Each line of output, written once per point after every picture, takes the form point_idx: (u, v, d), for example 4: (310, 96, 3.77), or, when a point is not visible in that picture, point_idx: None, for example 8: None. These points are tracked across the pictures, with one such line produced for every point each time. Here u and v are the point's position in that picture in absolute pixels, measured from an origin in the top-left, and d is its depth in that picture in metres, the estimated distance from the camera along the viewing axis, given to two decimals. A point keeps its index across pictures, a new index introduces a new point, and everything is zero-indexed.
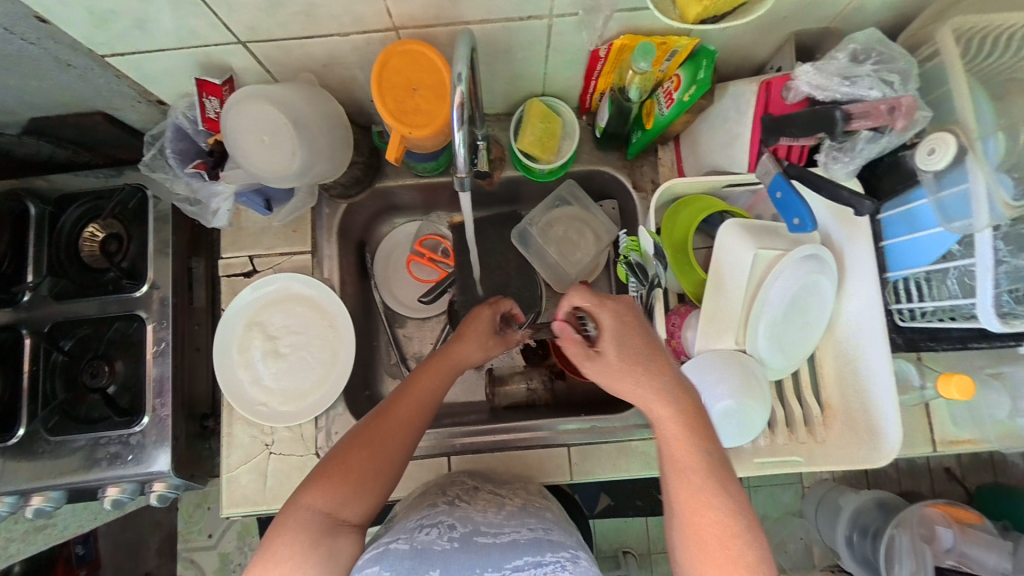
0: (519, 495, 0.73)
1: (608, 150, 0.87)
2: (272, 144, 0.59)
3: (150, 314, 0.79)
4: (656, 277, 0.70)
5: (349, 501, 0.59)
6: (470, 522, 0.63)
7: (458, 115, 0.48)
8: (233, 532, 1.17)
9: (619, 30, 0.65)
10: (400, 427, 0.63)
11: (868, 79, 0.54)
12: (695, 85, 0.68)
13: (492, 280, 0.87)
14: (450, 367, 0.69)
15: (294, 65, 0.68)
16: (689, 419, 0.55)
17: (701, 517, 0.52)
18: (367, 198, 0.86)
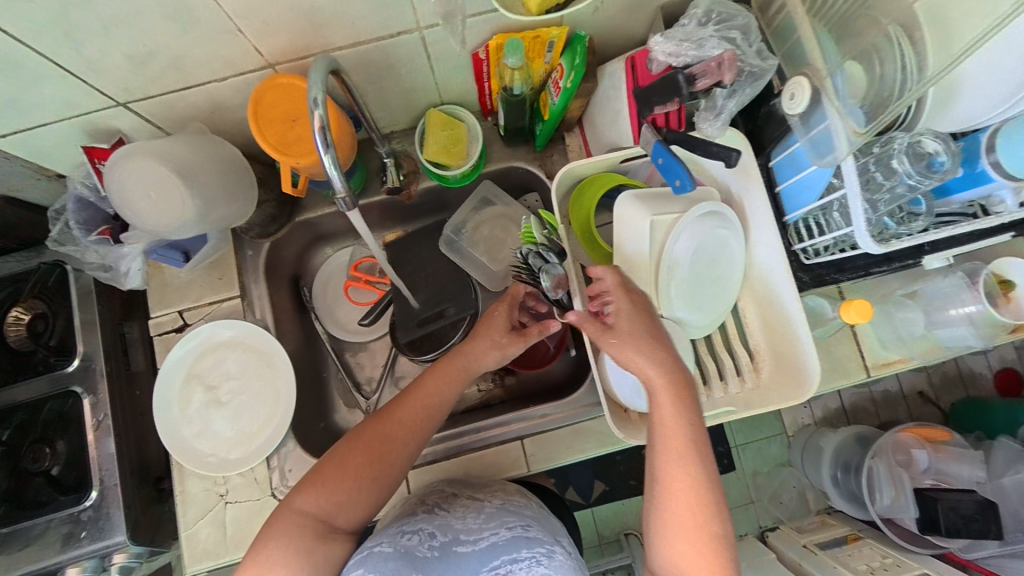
0: (497, 496, 0.71)
1: (518, 145, 0.89)
2: (161, 196, 0.59)
3: (86, 387, 0.78)
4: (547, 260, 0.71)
5: (344, 508, 0.61)
6: (450, 529, 0.63)
7: (322, 139, 0.49)
8: None
9: (491, 31, 0.67)
10: (401, 430, 0.65)
11: (711, 40, 0.57)
12: (574, 71, 0.71)
13: (428, 291, 0.89)
14: (459, 367, 0.70)
15: (182, 116, 0.69)
16: (679, 389, 0.58)
17: (679, 487, 0.54)
18: (290, 232, 0.86)
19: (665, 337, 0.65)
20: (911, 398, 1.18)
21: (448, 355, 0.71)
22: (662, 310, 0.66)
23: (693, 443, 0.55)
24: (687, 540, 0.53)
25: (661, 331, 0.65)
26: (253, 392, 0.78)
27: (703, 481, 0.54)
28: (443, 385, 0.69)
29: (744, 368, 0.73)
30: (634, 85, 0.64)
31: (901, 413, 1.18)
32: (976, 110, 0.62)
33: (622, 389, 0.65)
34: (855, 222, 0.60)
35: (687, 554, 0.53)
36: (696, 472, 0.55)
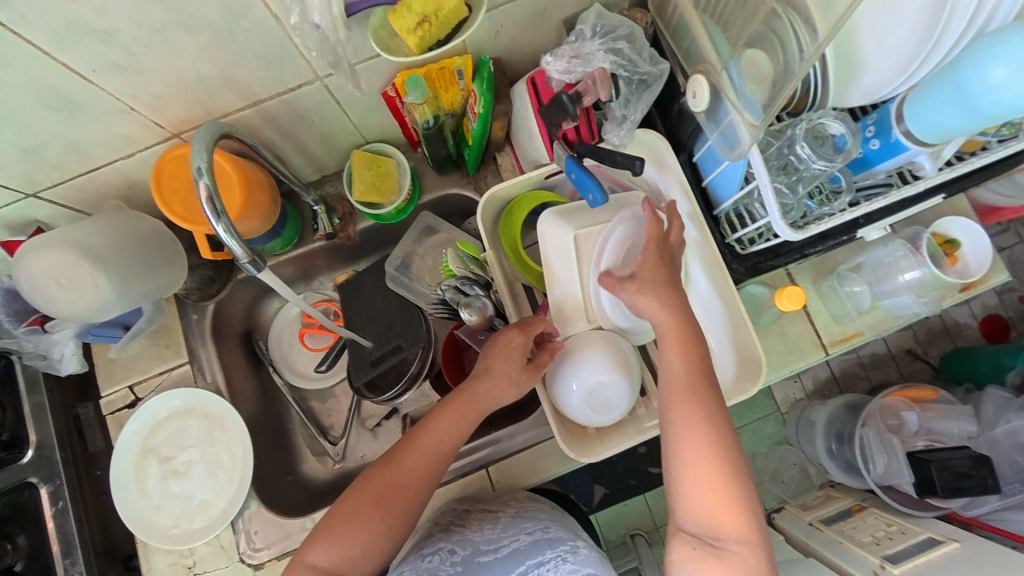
0: (510, 504, 0.73)
1: (450, 171, 0.89)
2: (70, 282, 0.62)
3: (41, 476, 0.77)
4: (472, 297, 0.75)
5: (356, 560, 0.57)
6: (468, 543, 0.66)
7: (211, 209, 0.50)
8: None
9: (393, 69, 0.67)
10: (409, 478, 0.60)
11: (598, 52, 0.59)
12: (484, 96, 0.71)
13: (379, 329, 0.88)
14: (471, 404, 0.64)
15: (98, 196, 0.69)
16: (688, 331, 0.58)
17: (699, 425, 0.55)
18: (233, 290, 0.85)
19: (608, 347, 0.64)
20: (901, 357, 1.14)
21: (462, 390, 0.64)
22: (597, 322, 0.66)
23: (705, 383, 0.57)
24: (711, 476, 0.54)
25: (602, 343, 0.64)
26: (213, 458, 0.78)
27: (718, 417, 0.56)
28: (452, 426, 0.63)
29: None
30: (539, 104, 0.65)
31: (891, 373, 1.14)
32: (882, 80, 0.60)
33: (570, 407, 0.63)
34: (770, 210, 0.59)
35: (709, 494, 0.54)
36: (709, 409, 0.56)
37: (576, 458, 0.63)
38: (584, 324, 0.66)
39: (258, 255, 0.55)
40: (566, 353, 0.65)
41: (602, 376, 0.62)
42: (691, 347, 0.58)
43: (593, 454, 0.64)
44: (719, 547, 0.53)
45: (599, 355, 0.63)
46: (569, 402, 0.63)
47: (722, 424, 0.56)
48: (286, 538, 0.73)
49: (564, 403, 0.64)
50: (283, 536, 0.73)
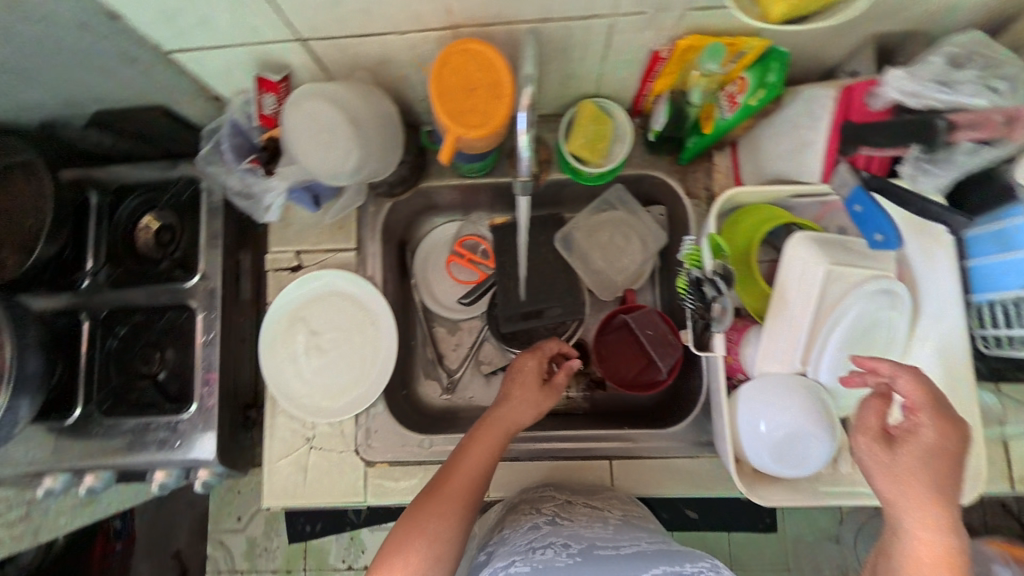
0: (616, 506, 0.71)
1: (659, 154, 0.84)
2: (329, 141, 0.58)
3: (199, 303, 0.81)
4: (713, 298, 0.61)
5: None
6: (583, 539, 0.62)
7: (525, 116, 0.52)
8: (261, 519, 1.29)
9: (688, 31, 0.62)
10: (450, 505, 0.60)
11: (970, 84, 0.51)
12: (764, 89, 0.64)
13: (535, 283, 0.86)
14: (503, 431, 0.67)
15: (350, 64, 0.68)
16: (925, 475, 0.49)
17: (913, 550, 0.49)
18: (411, 196, 0.86)
19: (812, 399, 0.59)
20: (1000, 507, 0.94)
21: (488, 416, 0.68)
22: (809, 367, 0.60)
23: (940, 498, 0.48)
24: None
25: (807, 392, 0.59)
26: (355, 349, 0.80)
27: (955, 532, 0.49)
28: (484, 456, 0.65)
29: None
30: (844, 117, 0.59)
31: None
32: None
33: (749, 445, 0.61)
34: None
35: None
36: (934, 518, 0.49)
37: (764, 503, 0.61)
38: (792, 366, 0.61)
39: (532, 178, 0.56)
40: (757, 390, 0.60)
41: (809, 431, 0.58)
42: (941, 489, 0.48)
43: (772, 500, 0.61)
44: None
45: (801, 403, 0.58)
46: (756, 451, 0.60)
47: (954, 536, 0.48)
48: (401, 448, 0.76)
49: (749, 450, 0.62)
50: (399, 446, 0.76)
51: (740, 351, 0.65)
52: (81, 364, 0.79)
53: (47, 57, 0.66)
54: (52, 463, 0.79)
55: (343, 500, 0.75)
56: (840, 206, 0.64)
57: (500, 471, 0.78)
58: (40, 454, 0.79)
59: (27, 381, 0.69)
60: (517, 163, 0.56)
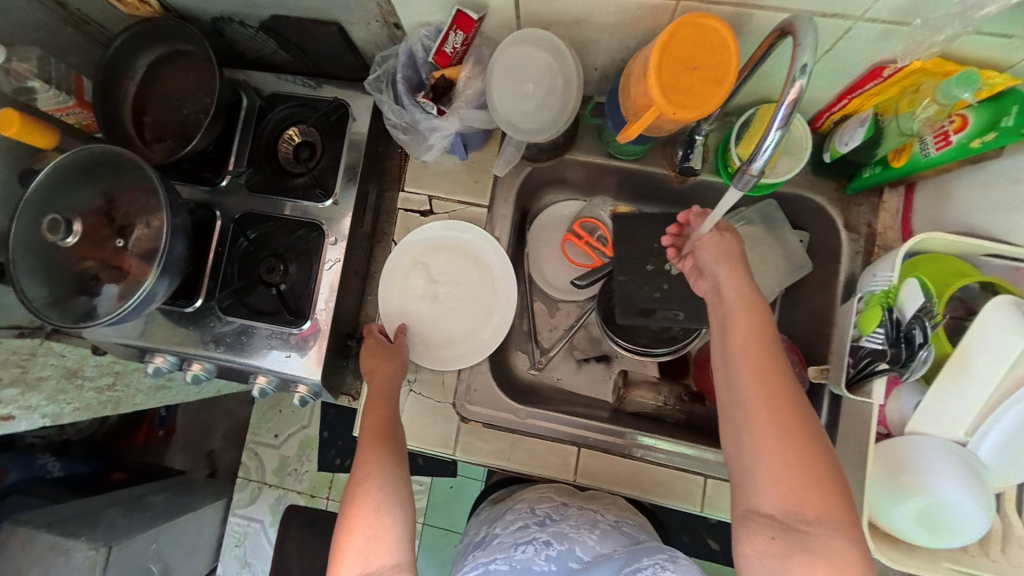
0: (611, 512, 0.78)
1: (823, 178, 0.78)
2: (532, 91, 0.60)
3: (328, 226, 0.83)
4: (913, 340, 0.56)
5: (375, 549, 0.56)
6: (567, 540, 0.69)
7: (784, 111, 0.45)
8: (297, 441, 1.34)
9: (932, 51, 0.56)
10: (370, 453, 0.64)
11: None
12: (995, 131, 0.58)
13: (655, 283, 0.80)
14: (377, 392, 0.70)
15: (549, 16, 0.65)
16: (763, 350, 0.56)
17: (778, 396, 0.53)
18: (551, 165, 0.84)
19: (966, 470, 0.56)
20: None
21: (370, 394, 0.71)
22: (969, 439, 0.57)
23: (765, 337, 0.56)
24: (769, 431, 0.51)
25: (960, 462, 0.56)
26: (470, 304, 0.79)
27: (791, 384, 0.53)
28: (376, 409, 0.69)
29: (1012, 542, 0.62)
30: None
31: None
32: None
33: (887, 511, 0.58)
34: None
35: (791, 478, 0.50)
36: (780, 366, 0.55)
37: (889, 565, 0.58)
38: (952, 434, 0.58)
39: (754, 175, 0.50)
40: (900, 449, 0.59)
41: (957, 498, 0.54)
42: (759, 355, 0.55)
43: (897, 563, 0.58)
44: (811, 537, 0.48)
45: (950, 471, 0.56)
46: (892, 509, 0.57)
47: (789, 380, 0.54)
48: (497, 414, 0.78)
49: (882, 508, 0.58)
50: (496, 411, 0.78)
51: (887, 404, 0.62)
52: (209, 262, 0.81)
53: None
54: (163, 344, 0.83)
55: (432, 447, 0.77)
56: None
57: (590, 462, 0.77)
58: (154, 333, 0.83)
59: (172, 265, 0.72)
60: (750, 158, 0.48)
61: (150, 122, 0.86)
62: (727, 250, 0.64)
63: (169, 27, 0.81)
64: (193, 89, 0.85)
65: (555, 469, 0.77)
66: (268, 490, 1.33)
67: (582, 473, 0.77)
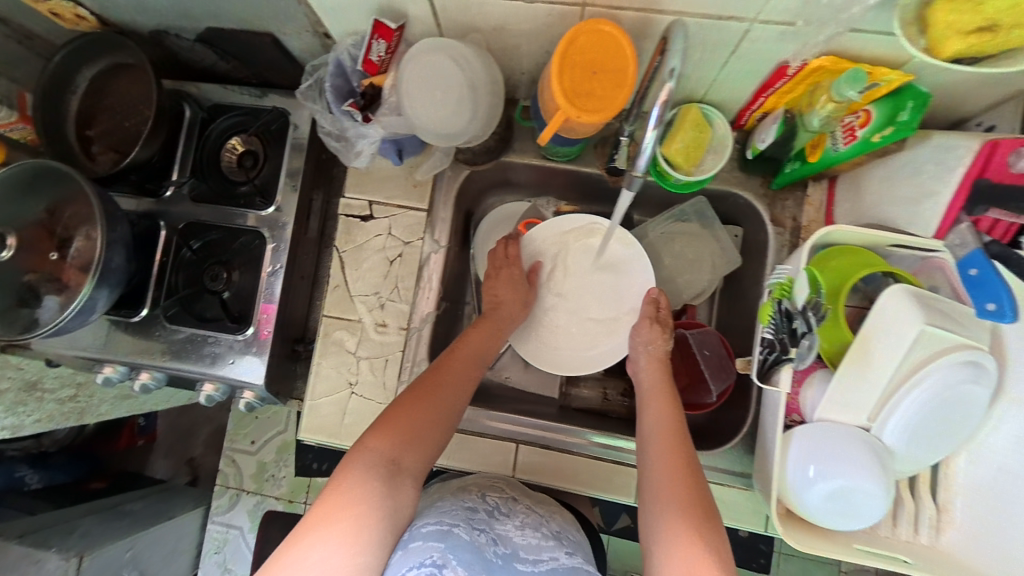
0: (556, 520, 0.73)
1: (752, 173, 0.80)
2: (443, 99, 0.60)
3: (270, 233, 0.84)
4: (803, 331, 0.57)
5: (408, 449, 0.63)
6: (508, 544, 0.64)
7: (658, 113, 0.47)
8: (275, 445, 1.27)
9: (825, 50, 0.58)
10: (446, 369, 0.72)
11: None
12: (893, 126, 0.60)
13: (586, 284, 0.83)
14: (493, 328, 0.78)
15: (466, 23, 0.66)
16: (673, 437, 0.67)
17: (679, 474, 0.62)
18: (490, 168, 0.86)
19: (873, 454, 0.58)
20: None
21: (487, 313, 0.79)
22: (875, 424, 0.60)
23: (669, 420, 0.68)
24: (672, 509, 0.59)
25: (866, 446, 0.58)
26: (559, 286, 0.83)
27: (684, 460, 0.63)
28: (483, 338, 0.77)
29: (924, 523, 0.65)
30: (977, 175, 0.54)
31: None
32: None
33: (803, 492, 0.60)
34: None
35: (687, 558, 0.54)
36: (680, 444, 0.65)
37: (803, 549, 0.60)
38: (857, 419, 0.61)
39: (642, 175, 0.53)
40: (817, 432, 0.60)
41: (865, 484, 0.56)
42: (670, 441, 0.66)
43: (813, 549, 0.60)
44: None
45: (860, 456, 0.57)
46: (805, 489, 0.59)
47: (684, 457, 0.64)
48: None
49: (795, 491, 0.61)
50: None
51: (801, 390, 0.64)
52: (154, 270, 0.83)
53: None
54: (113, 354, 0.85)
55: None
56: (942, 265, 0.61)
57: (529, 456, 0.80)
58: (102, 343, 0.85)
59: (110, 274, 0.73)
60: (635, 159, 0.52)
61: (95, 134, 0.86)
62: (654, 350, 0.76)
63: (108, 40, 0.81)
64: (135, 100, 0.85)
65: (496, 466, 0.80)
66: (246, 496, 1.26)
67: (522, 470, 0.80)
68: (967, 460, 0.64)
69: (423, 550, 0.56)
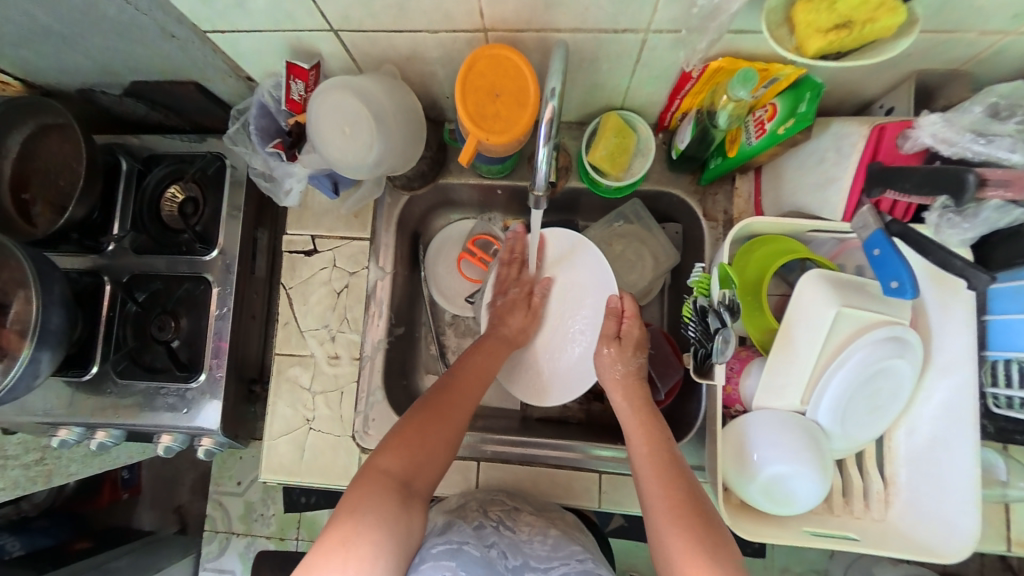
0: (558, 525, 0.73)
1: (680, 172, 0.82)
2: (351, 134, 0.63)
3: (215, 277, 0.84)
4: (716, 331, 0.60)
5: (420, 471, 0.62)
6: (519, 553, 0.68)
7: (546, 130, 0.50)
8: (259, 484, 1.23)
9: (719, 52, 0.60)
10: (467, 392, 0.70)
11: (1009, 140, 0.49)
12: (793, 118, 0.60)
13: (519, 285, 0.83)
14: (503, 344, 0.78)
15: (379, 56, 0.67)
16: (664, 451, 0.65)
17: (675, 490, 0.60)
18: (428, 191, 0.87)
19: (807, 435, 0.60)
20: (993, 565, 0.92)
21: (489, 334, 0.78)
22: (807, 407, 0.61)
23: (653, 435, 0.67)
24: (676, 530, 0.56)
25: (801, 429, 0.60)
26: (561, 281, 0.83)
27: (677, 475, 0.62)
28: (488, 356, 0.76)
29: (872, 496, 0.67)
30: (871, 158, 0.58)
31: None
32: None
33: (747, 486, 0.61)
34: None
35: None
36: (670, 460, 0.64)
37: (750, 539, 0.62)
38: (791, 404, 0.62)
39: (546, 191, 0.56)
40: (754, 425, 0.62)
41: (802, 468, 0.58)
42: (663, 455, 0.64)
43: (758, 537, 0.62)
44: None
45: (795, 441, 0.59)
46: (749, 483, 0.61)
47: (676, 472, 0.62)
48: None
49: (740, 483, 0.62)
50: None
51: (741, 380, 0.66)
52: (100, 326, 0.83)
53: (85, 25, 0.67)
54: (69, 415, 0.84)
55: (339, 481, 0.81)
56: (858, 245, 0.64)
57: (489, 471, 0.82)
58: (54, 406, 0.84)
59: (49, 336, 0.73)
60: (534, 177, 0.55)
61: (33, 196, 0.85)
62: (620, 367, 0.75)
63: (35, 104, 0.82)
64: (67, 158, 0.85)
65: (459, 484, 0.82)
66: (237, 538, 1.23)
67: (484, 485, 0.82)
68: (902, 431, 0.67)
69: (436, 570, 0.59)
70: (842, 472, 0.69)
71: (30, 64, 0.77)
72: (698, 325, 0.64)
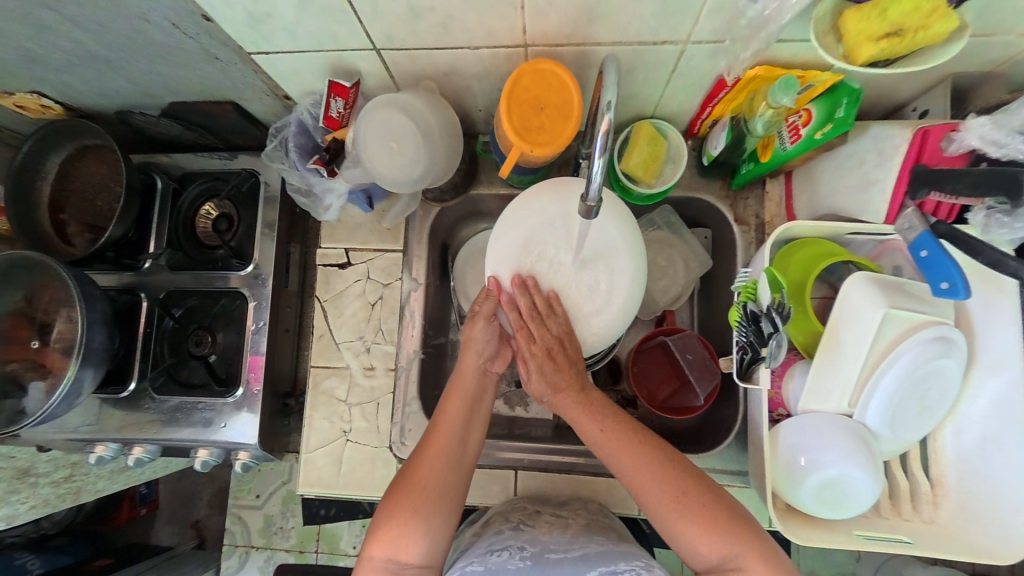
0: (581, 515, 0.75)
1: (710, 177, 0.83)
2: (398, 150, 0.66)
3: (251, 292, 0.85)
4: (767, 335, 0.60)
5: (408, 542, 0.59)
6: (538, 543, 0.67)
7: (602, 142, 0.50)
8: (280, 497, 1.21)
9: (756, 60, 0.61)
10: (440, 461, 0.64)
11: None
12: (831, 123, 0.61)
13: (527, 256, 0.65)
14: (474, 387, 0.71)
15: (417, 73, 0.69)
16: (607, 414, 0.65)
17: (638, 458, 0.61)
18: (458, 203, 0.88)
19: (858, 438, 0.60)
20: None
21: (455, 380, 0.71)
22: (855, 410, 0.61)
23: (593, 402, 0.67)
24: (663, 491, 0.58)
25: (851, 431, 0.60)
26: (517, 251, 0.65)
27: (660, 462, 0.60)
28: (461, 410, 0.69)
29: (920, 497, 0.67)
30: (914, 161, 0.58)
31: None
32: None
33: (797, 493, 0.61)
34: None
35: (696, 524, 0.57)
36: (646, 443, 0.62)
37: (803, 544, 0.61)
38: (839, 407, 0.62)
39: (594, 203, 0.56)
40: (800, 427, 0.62)
41: (855, 471, 0.58)
42: (615, 433, 0.63)
43: (811, 542, 0.61)
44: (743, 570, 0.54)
45: (845, 442, 0.59)
46: (799, 488, 0.61)
47: (629, 434, 0.63)
48: None
49: (789, 488, 0.61)
50: None
51: (785, 384, 0.66)
52: (139, 343, 0.84)
53: (131, 50, 0.68)
54: (103, 432, 0.84)
55: (377, 493, 0.81)
56: (899, 246, 0.64)
57: (528, 481, 0.82)
58: (89, 425, 0.84)
59: (94, 354, 0.74)
60: (587, 187, 0.55)
61: (68, 216, 0.86)
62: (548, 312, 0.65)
63: (74, 126, 0.84)
64: (105, 179, 0.86)
65: (497, 494, 0.82)
66: (257, 552, 1.20)
67: (524, 493, 0.81)
68: (949, 430, 0.67)
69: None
70: (888, 474, 0.69)
71: (70, 88, 0.78)
72: (746, 329, 0.64)
